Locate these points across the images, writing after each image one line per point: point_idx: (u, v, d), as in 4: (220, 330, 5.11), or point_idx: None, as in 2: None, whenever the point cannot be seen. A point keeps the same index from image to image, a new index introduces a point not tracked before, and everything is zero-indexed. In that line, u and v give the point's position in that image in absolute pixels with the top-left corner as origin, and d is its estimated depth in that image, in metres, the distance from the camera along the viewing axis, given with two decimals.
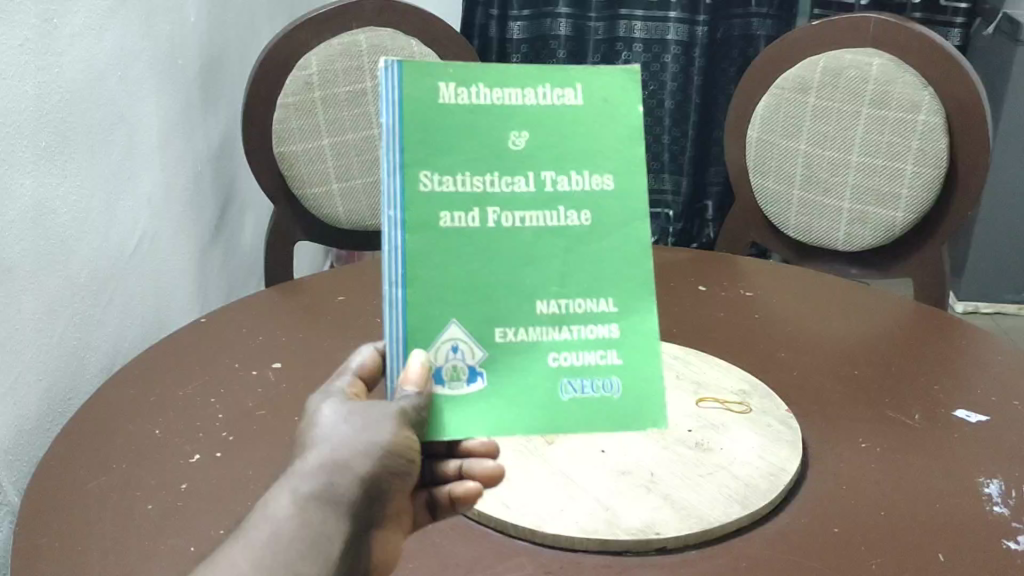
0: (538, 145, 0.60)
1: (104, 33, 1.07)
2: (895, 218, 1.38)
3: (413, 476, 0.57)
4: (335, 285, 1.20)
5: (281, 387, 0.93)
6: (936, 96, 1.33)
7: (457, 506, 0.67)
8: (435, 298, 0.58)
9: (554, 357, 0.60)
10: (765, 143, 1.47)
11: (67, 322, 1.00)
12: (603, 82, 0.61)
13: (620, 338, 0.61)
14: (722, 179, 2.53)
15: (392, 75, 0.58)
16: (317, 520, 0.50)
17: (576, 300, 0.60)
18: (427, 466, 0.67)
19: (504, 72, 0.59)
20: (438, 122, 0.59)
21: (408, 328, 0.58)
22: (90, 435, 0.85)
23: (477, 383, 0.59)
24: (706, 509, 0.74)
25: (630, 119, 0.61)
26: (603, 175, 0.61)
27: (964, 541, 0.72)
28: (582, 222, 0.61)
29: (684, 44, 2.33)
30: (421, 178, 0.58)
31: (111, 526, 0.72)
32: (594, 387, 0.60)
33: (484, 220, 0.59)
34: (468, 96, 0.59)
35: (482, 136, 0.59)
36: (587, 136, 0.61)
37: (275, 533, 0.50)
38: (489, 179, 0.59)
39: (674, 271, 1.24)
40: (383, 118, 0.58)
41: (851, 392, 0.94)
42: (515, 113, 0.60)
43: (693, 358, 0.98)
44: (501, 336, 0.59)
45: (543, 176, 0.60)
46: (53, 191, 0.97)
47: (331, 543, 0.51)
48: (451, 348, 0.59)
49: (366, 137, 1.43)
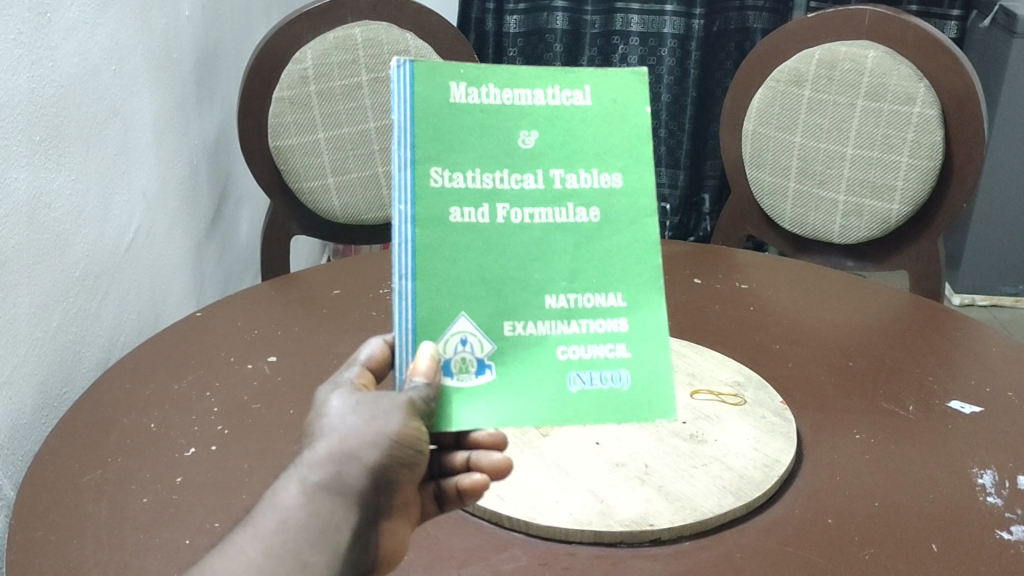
0: (548, 145, 0.60)
1: (97, 27, 1.07)
2: (890, 210, 1.38)
3: (420, 468, 0.56)
4: (329, 277, 1.20)
5: (277, 381, 0.93)
6: (931, 88, 1.33)
7: (464, 499, 0.66)
8: (445, 292, 0.58)
9: (562, 351, 0.60)
10: (761, 135, 1.47)
11: (63, 316, 1.00)
12: (612, 85, 0.62)
13: (629, 331, 0.61)
14: (718, 172, 2.53)
15: (403, 74, 0.58)
16: (324, 509, 0.51)
17: (586, 295, 0.60)
18: (438, 459, 0.68)
19: (516, 73, 0.60)
20: (449, 121, 0.59)
21: (417, 320, 0.58)
22: (85, 429, 0.85)
23: (485, 375, 0.59)
24: (700, 500, 0.74)
25: (639, 120, 0.61)
26: (611, 173, 0.61)
27: (957, 531, 0.73)
28: (591, 219, 0.61)
29: (680, 37, 2.32)
30: (432, 174, 0.58)
31: (107, 520, 0.72)
32: (601, 379, 0.60)
33: (494, 215, 0.59)
34: (479, 95, 0.59)
35: (491, 134, 0.59)
36: (595, 134, 0.61)
37: (284, 521, 0.50)
38: (500, 175, 0.59)
39: (668, 263, 1.24)
40: (395, 116, 0.58)
41: (846, 384, 0.95)
42: (525, 113, 0.60)
43: (685, 350, 0.99)
44: (510, 330, 0.59)
45: (553, 173, 0.60)
46: (47, 186, 0.97)
47: (339, 531, 0.51)
48: (459, 341, 0.58)
49: (361, 130, 1.43)
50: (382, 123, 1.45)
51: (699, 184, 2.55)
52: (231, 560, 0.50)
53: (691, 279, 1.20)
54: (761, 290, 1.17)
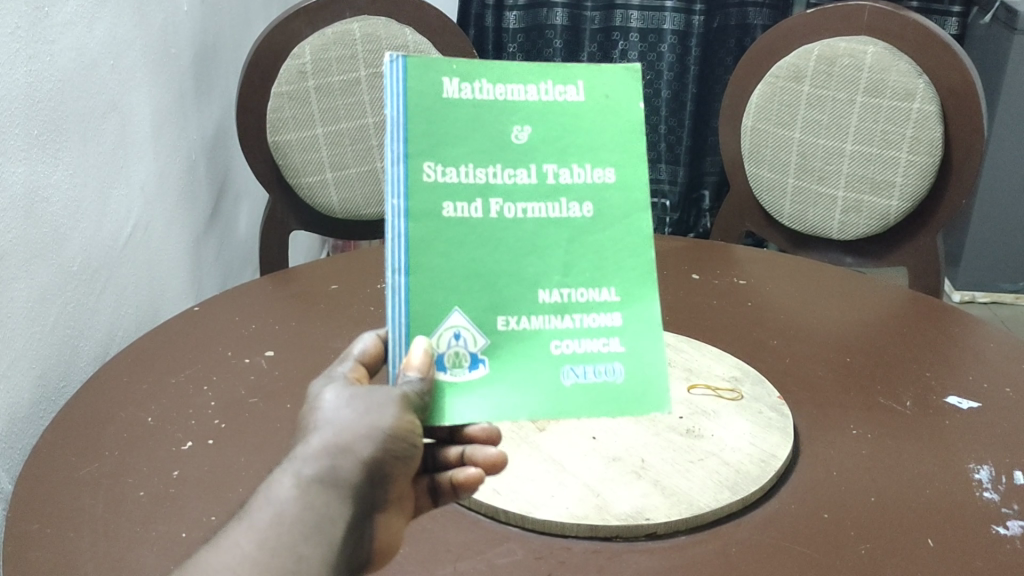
0: (541, 140, 0.60)
1: (95, 22, 1.07)
2: (889, 206, 1.38)
3: (413, 462, 0.56)
4: (327, 272, 1.20)
5: (275, 374, 0.93)
6: (931, 83, 1.33)
7: (458, 492, 0.66)
8: (439, 285, 0.58)
9: (556, 345, 0.60)
10: (759, 131, 1.46)
11: (61, 310, 1.01)
12: (605, 80, 0.61)
13: (623, 325, 0.61)
14: (718, 169, 2.53)
15: (397, 69, 0.58)
16: (318, 502, 0.50)
17: (580, 289, 0.60)
18: (431, 453, 0.67)
19: (508, 67, 0.60)
20: (442, 116, 0.58)
21: (410, 313, 0.57)
22: (82, 422, 0.85)
23: (479, 369, 0.59)
24: (697, 494, 0.74)
25: (632, 115, 0.61)
26: (605, 168, 0.61)
27: (953, 525, 0.73)
28: (585, 214, 0.61)
29: (680, 33, 2.31)
30: (425, 169, 0.58)
31: (102, 513, 0.72)
32: (596, 372, 0.60)
33: (487, 210, 0.59)
34: (472, 91, 0.59)
35: (485, 129, 0.59)
36: (589, 130, 0.61)
37: (278, 514, 0.50)
38: (492, 170, 0.59)
39: (666, 259, 1.24)
40: (388, 110, 0.58)
41: (843, 379, 0.95)
42: (518, 108, 0.60)
43: (681, 345, 0.99)
44: (504, 323, 0.59)
45: (546, 168, 0.60)
46: (46, 180, 0.97)
47: (334, 524, 0.51)
48: (452, 335, 0.58)
49: (360, 126, 1.43)
50: (381, 118, 1.44)
51: (700, 180, 2.55)
52: (225, 552, 0.50)
53: (688, 275, 1.20)
54: (759, 286, 1.16)
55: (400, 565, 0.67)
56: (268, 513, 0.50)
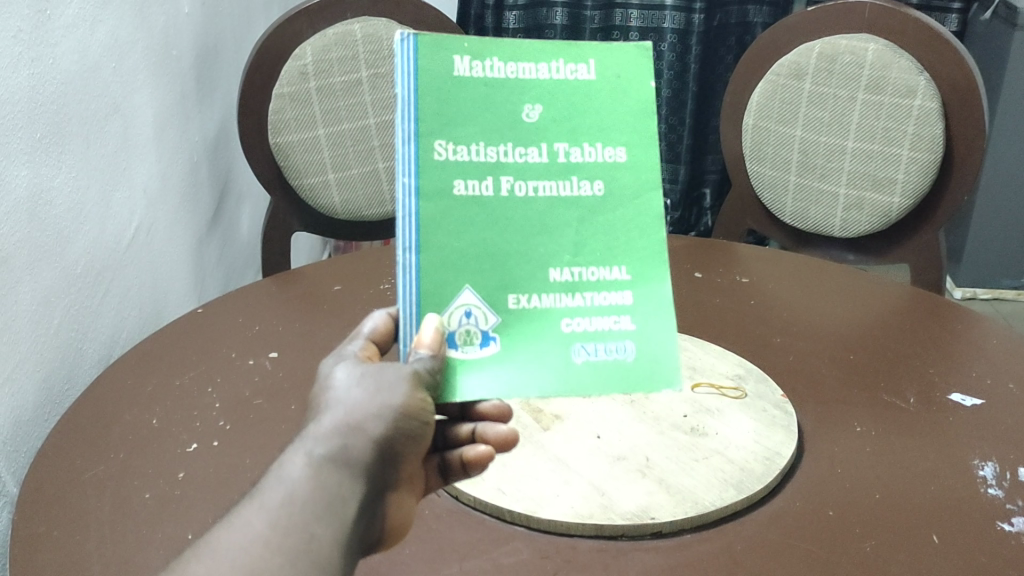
0: (551, 119, 0.60)
1: (97, 24, 1.07)
2: (891, 203, 1.38)
3: (424, 440, 0.56)
4: (329, 273, 1.20)
5: (278, 375, 0.93)
6: (931, 79, 1.33)
7: (468, 470, 0.66)
8: (448, 264, 0.58)
9: (566, 323, 0.60)
10: (761, 129, 1.46)
11: (64, 313, 1.01)
12: (618, 60, 0.61)
13: (632, 305, 0.61)
14: (720, 167, 2.53)
15: (407, 48, 0.58)
16: (331, 480, 0.50)
17: (590, 269, 0.60)
18: (441, 431, 0.67)
19: (517, 47, 0.60)
20: (453, 95, 0.58)
21: (420, 292, 0.58)
22: (87, 425, 0.85)
23: (490, 347, 0.59)
24: (702, 493, 0.74)
25: (643, 94, 0.61)
26: (615, 147, 0.61)
27: (957, 522, 0.73)
28: (595, 193, 0.61)
29: (680, 32, 2.29)
30: (436, 147, 0.58)
31: (109, 514, 0.73)
32: (606, 350, 0.60)
33: (498, 188, 0.59)
34: (482, 69, 0.59)
35: (498, 109, 0.59)
36: (600, 109, 0.61)
37: (289, 494, 0.49)
38: (503, 149, 0.59)
39: (670, 258, 1.24)
40: (399, 89, 0.58)
41: (847, 376, 0.95)
42: (530, 87, 0.60)
43: (686, 344, 0.99)
44: (514, 302, 0.59)
45: (557, 147, 0.60)
46: (50, 182, 0.98)
47: (345, 503, 0.50)
48: (463, 314, 0.58)
49: (361, 126, 1.44)
50: (382, 119, 1.45)
51: (701, 178, 2.55)
52: (236, 530, 0.49)
53: (692, 273, 1.19)
54: (762, 284, 1.17)
55: (407, 566, 0.67)
56: (279, 492, 0.49)
